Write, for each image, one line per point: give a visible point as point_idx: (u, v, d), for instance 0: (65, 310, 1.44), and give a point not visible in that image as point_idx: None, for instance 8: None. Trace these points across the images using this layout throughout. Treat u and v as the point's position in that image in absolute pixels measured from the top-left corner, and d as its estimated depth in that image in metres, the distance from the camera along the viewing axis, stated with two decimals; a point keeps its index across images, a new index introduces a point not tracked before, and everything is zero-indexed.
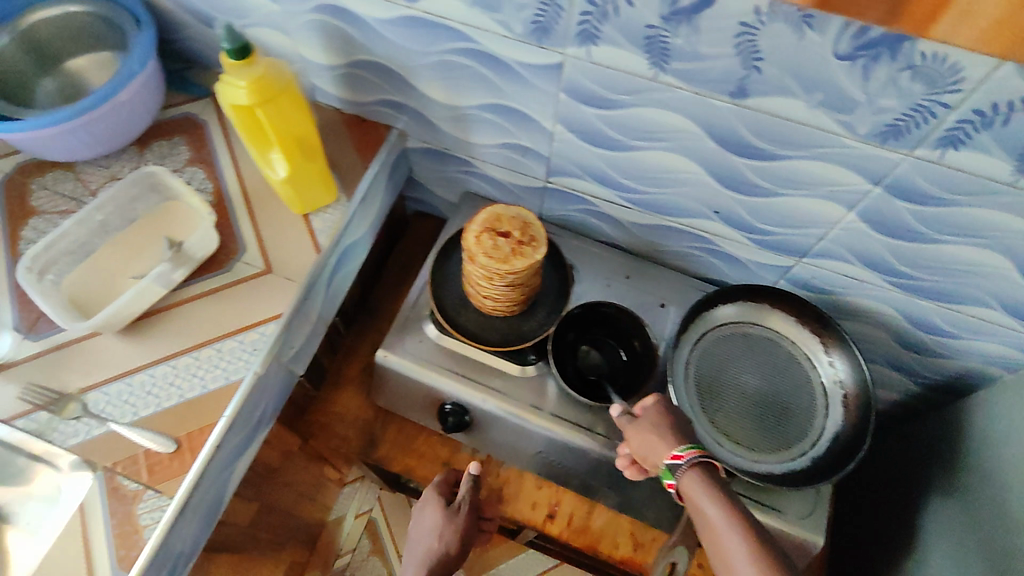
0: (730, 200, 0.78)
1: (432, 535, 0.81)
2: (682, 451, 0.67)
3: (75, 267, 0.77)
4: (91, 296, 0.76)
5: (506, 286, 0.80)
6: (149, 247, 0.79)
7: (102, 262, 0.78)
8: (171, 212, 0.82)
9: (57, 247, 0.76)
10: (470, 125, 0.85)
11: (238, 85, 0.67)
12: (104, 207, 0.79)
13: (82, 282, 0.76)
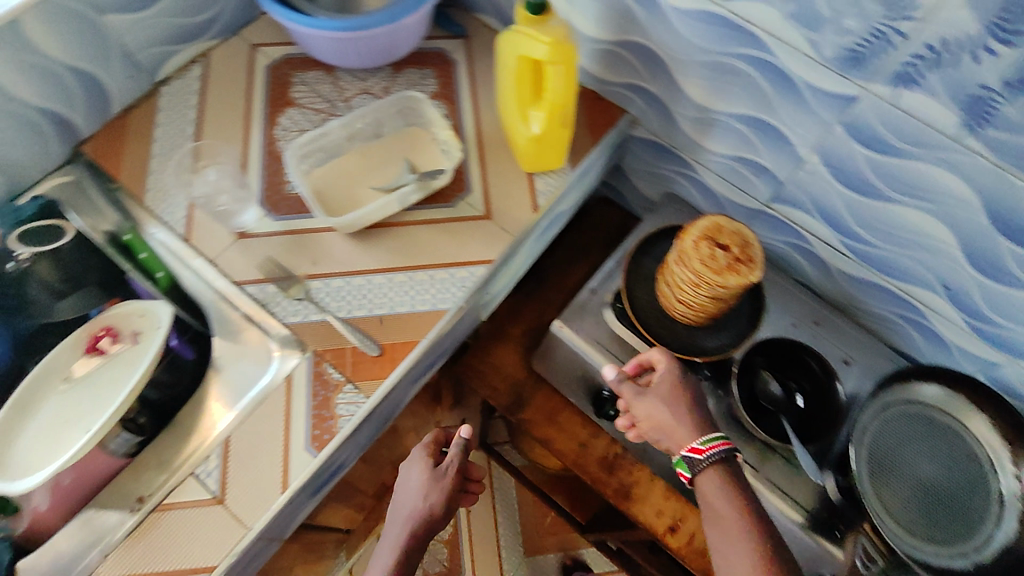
0: (971, 281, 0.74)
1: (417, 494, 0.84)
2: (703, 445, 0.70)
3: (327, 165, 0.84)
4: (337, 194, 0.82)
5: (708, 298, 0.77)
6: (393, 165, 0.85)
7: (350, 166, 0.84)
8: (418, 138, 0.87)
9: (319, 143, 0.82)
10: (713, 131, 0.83)
11: (541, 40, 0.69)
12: (365, 118, 0.85)
13: (330, 178, 0.83)
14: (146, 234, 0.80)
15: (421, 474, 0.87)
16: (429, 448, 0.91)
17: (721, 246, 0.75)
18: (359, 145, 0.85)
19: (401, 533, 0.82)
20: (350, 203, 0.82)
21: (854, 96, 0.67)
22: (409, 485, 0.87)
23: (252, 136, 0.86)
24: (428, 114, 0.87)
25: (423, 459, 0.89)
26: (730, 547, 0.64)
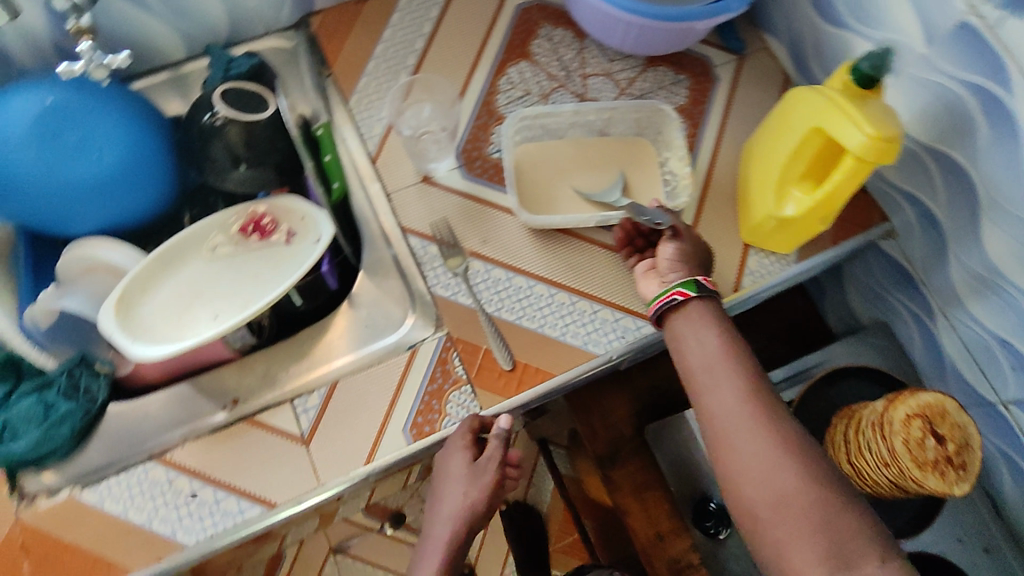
0: None
1: (456, 484, 0.61)
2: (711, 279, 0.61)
3: (542, 146, 0.77)
4: (539, 181, 0.76)
5: (894, 480, 0.64)
6: (605, 175, 0.77)
7: (564, 158, 0.77)
8: (642, 155, 0.78)
9: (545, 120, 0.76)
10: (985, 296, 0.66)
11: (861, 127, 0.55)
12: (601, 114, 0.77)
13: (539, 162, 0.77)
14: (338, 136, 0.76)
15: (461, 469, 0.61)
16: (468, 435, 0.62)
17: (938, 435, 0.61)
18: (582, 138, 0.78)
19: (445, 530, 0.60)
20: (547, 197, 0.75)
21: None
22: (446, 476, 0.62)
23: (475, 78, 0.79)
24: (670, 135, 0.77)
25: (460, 451, 0.61)
26: (738, 429, 0.52)
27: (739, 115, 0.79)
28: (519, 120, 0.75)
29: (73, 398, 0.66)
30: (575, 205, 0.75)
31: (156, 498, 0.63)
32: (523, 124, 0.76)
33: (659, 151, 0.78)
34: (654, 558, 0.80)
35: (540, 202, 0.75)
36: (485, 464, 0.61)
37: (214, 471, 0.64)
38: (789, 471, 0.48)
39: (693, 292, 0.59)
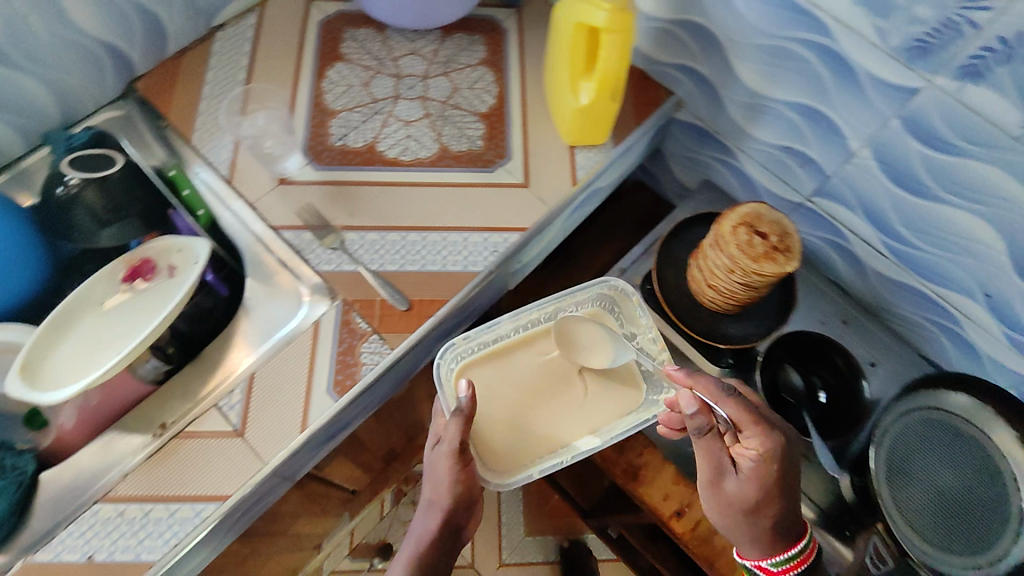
0: (1015, 288, 0.72)
1: (440, 478, 0.70)
2: (772, 566, 0.68)
3: (489, 369, 0.79)
4: (495, 423, 0.77)
5: (741, 284, 0.78)
6: (558, 384, 0.79)
7: (516, 376, 0.79)
8: (587, 333, 0.80)
9: (480, 337, 0.79)
10: (762, 119, 0.84)
11: (601, 7, 0.69)
12: (545, 309, 0.82)
13: (497, 385, 0.78)
14: (191, 172, 0.83)
15: (445, 463, 0.70)
16: (451, 452, 0.70)
17: (760, 233, 0.77)
18: (530, 340, 0.81)
19: (427, 526, 0.70)
20: (516, 440, 0.76)
21: (918, 87, 0.65)
22: (433, 471, 0.71)
23: (301, 87, 0.88)
24: (631, 313, 0.84)
25: (444, 460, 0.70)
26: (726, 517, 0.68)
27: (533, 52, 0.93)
28: (452, 347, 0.78)
29: (3, 477, 0.69)
30: (542, 444, 0.76)
31: (110, 535, 0.64)
32: (456, 350, 0.79)
33: (619, 322, 0.84)
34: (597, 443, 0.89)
35: (506, 455, 0.75)
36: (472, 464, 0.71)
37: (157, 492, 0.66)
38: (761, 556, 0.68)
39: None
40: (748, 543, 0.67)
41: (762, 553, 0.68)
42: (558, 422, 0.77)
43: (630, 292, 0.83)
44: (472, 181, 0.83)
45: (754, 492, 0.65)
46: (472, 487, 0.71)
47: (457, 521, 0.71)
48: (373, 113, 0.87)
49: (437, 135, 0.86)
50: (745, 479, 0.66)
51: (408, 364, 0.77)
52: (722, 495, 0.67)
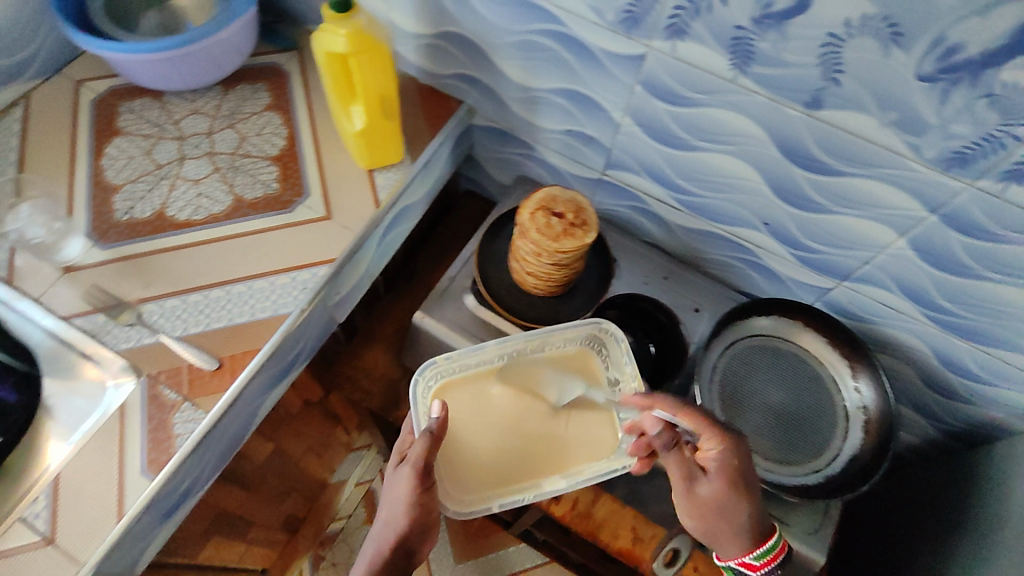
0: (782, 212, 0.81)
1: (396, 504, 0.71)
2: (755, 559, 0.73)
3: (462, 398, 0.82)
4: (470, 447, 0.80)
5: (552, 265, 0.82)
6: (539, 419, 0.82)
7: (495, 404, 0.82)
8: (556, 367, 0.84)
9: (463, 364, 0.83)
10: (540, 109, 0.88)
11: (338, 33, 0.69)
12: (532, 341, 0.84)
13: (474, 409, 0.82)
14: None
15: (404, 483, 0.71)
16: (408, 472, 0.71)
17: (557, 214, 0.82)
18: (504, 374, 0.84)
19: (381, 549, 0.72)
20: (481, 475, 0.79)
21: (643, 52, 0.71)
22: (391, 493, 0.72)
23: (78, 170, 0.85)
24: (615, 355, 0.85)
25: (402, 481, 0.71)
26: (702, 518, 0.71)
27: (317, 88, 0.93)
28: (432, 367, 0.81)
29: None
30: (517, 478, 0.79)
31: None
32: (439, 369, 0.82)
33: (604, 362, 0.86)
34: None
35: (466, 487, 0.78)
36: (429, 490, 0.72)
37: None
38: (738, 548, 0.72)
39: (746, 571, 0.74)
40: (722, 540, 0.72)
41: (738, 548, 0.72)
42: (531, 456, 0.80)
43: (621, 337, 0.84)
44: (270, 224, 0.82)
45: (716, 496, 0.69)
46: (428, 513, 0.72)
47: (411, 542, 0.72)
48: (159, 180, 0.85)
49: (229, 188, 0.84)
50: (711, 486, 0.69)
51: (240, 421, 0.76)
52: (698, 500, 0.70)
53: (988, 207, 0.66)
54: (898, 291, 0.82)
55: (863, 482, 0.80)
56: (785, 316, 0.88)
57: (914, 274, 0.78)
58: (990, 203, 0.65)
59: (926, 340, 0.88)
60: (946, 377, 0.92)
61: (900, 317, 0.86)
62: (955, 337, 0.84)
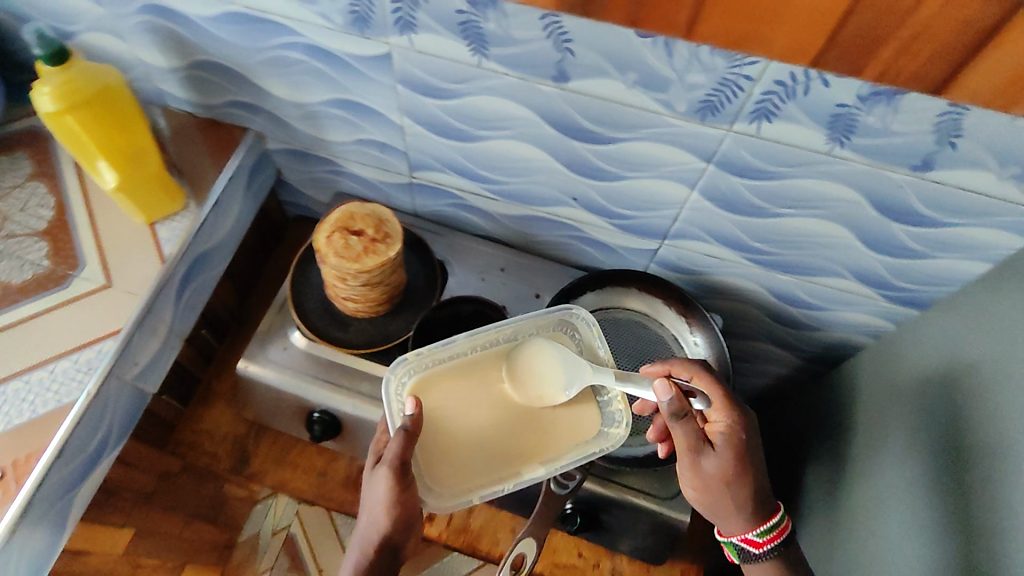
0: (584, 186, 0.79)
1: (377, 508, 0.61)
2: (760, 537, 0.65)
3: (440, 387, 0.70)
4: (448, 447, 0.68)
5: (361, 287, 0.77)
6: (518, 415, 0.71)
7: (478, 401, 0.70)
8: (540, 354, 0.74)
9: (434, 354, 0.71)
10: (323, 123, 0.83)
11: (45, 92, 0.64)
12: (505, 330, 0.73)
13: (454, 408, 0.69)
14: None
15: (381, 484, 0.61)
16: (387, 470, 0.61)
17: (356, 231, 0.77)
18: (478, 366, 0.72)
19: (362, 556, 0.62)
20: (456, 466, 0.68)
21: (387, 50, 0.67)
22: (371, 496, 0.63)
23: None
24: (591, 342, 0.75)
25: (382, 482, 0.61)
26: (699, 489, 0.65)
27: None
28: (405, 365, 0.69)
29: None
30: (495, 469, 0.69)
31: None
32: (412, 365, 0.70)
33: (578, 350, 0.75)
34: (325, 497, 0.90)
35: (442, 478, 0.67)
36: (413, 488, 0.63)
37: None
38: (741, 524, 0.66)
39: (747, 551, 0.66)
40: (721, 515, 0.66)
41: (739, 526, 0.66)
42: (511, 449, 0.69)
43: (592, 321, 0.75)
44: (46, 307, 0.75)
45: (724, 473, 0.64)
46: (413, 511, 0.63)
47: (396, 543, 0.63)
48: None
49: None
50: (722, 461, 0.64)
51: (48, 524, 0.69)
52: (701, 471, 0.64)
53: (753, 148, 0.65)
54: (714, 240, 0.82)
55: None
56: (611, 285, 0.89)
57: (719, 221, 0.78)
58: (754, 144, 0.65)
59: (759, 281, 0.87)
60: (787, 310, 0.92)
61: (727, 264, 0.86)
62: (779, 274, 0.85)
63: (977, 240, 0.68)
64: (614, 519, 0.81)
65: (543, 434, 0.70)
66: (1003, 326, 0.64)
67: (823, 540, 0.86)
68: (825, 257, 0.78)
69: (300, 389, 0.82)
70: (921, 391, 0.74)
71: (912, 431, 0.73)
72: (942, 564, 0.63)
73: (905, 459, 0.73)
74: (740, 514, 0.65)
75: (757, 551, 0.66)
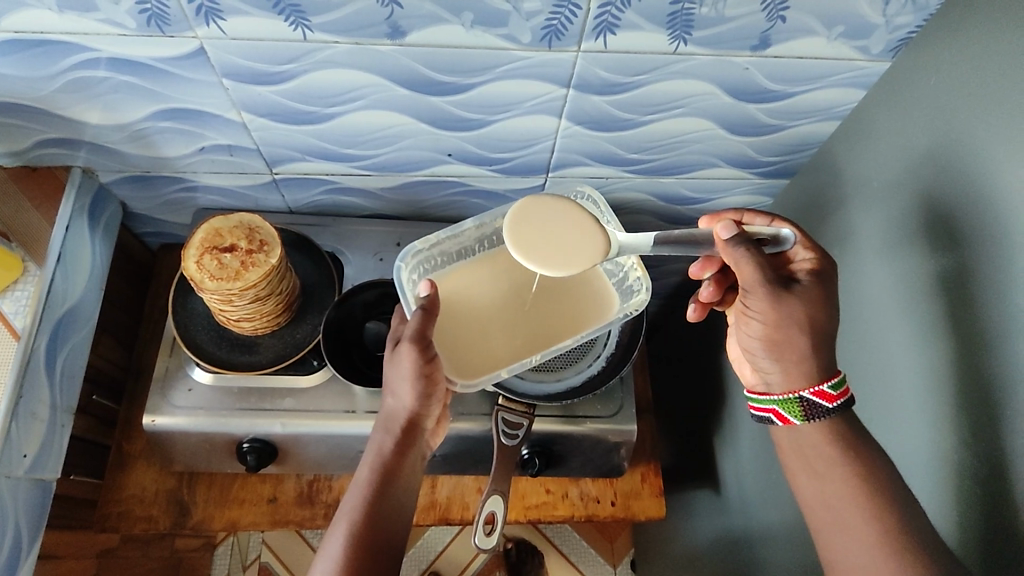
0: (454, 140, 0.76)
1: (406, 382, 0.61)
2: (832, 391, 0.59)
3: (453, 278, 0.76)
4: (466, 325, 0.73)
5: (252, 303, 0.72)
6: (569, 249, 0.64)
7: (497, 285, 0.76)
8: None
9: (441, 246, 0.76)
10: (155, 141, 0.75)
11: None
12: None
13: (472, 292, 0.75)
14: None
15: (406, 359, 0.61)
16: (412, 346, 0.61)
17: (227, 248, 0.71)
18: (489, 259, 0.78)
19: (386, 436, 0.62)
20: (486, 346, 0.72)
21: (198, 45, 0.61)
22: (393, 376, 0.62)
23: None
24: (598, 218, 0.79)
25: (405, 354, 0.61)
26: (770, 324, 0.60)
27: None
28: (415, 253, 0.74)
29: None
30: (526, 345, 0.72)
31: None
32: (421, 257, 0.75)
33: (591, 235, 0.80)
34: (285, 522, 0.86)
35: (471, 357, 0.71)
36: (436, 365, 0.62)
37: None
38: (812, 365, 0.59)
39: (796, 420, 0.60)
40: (785, 364, 0.60)
41: (802, 378, 0.60)
42: (534, 326, 0.73)
43: (598, 197, 0.78)
44: None
45: (810, 316, 0.60)
46: (435, 388, 0.63)
47: (420, 421, 0.64)
48: None
49: None
50: (806, 296, 0.60)
51: None
52: (784, 301, 0.59)
53: (605, 63, 0.65)
54: (596, 161, 0.82)
55: (636, 344, 0.81)
56: None
57: (596, 141, 0.78)
58: (604, 59, 0.64)
59: (647, 189, 0.89)
60: (679, 210, 0.95)
61: (614, 182, 0.87)
62: (663, 179, 0.87)
63: (825, 102, 0.73)
64: (570, 451, 0.83)
65: (566, 311, 0.75)
66: (861, 186, 0.72)
67: (740, 413, 0.94)
68: (700, 152, 0.81)
69: (221, 424, 0.77)
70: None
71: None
72: None
73: None
74: (807, 366, 0.60)
75: (829, 405, 0.59)
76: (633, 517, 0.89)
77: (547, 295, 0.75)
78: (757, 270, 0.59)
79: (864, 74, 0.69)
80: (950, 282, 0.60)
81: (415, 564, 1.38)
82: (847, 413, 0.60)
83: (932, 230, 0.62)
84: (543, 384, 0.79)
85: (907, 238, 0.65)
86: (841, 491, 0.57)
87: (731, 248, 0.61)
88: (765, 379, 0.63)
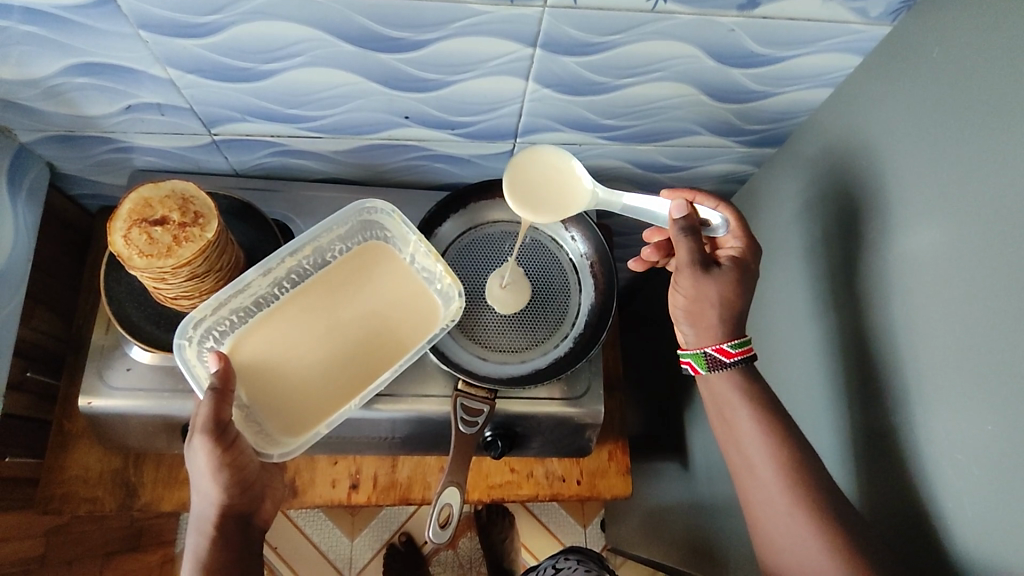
0: (410, 101, 0.69)
1: (208, 476, 0.59)
2: (732, 348, 0.64)
3: (255, 333, 0.72)
4: (275, 386, 0.70)
5: (188, 280, 0.66)
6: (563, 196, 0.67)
7: (304, 333, 0.72)
8: (365, 269, 0.77)
9: (227, 305, 0.71)
10: (74, 98, 0.67)
11: None
12: (306, 251, 0.75)
13: (277, 349, 0.71)
14: None
15: (202, 453, 0.59)
16: (206, 437, 0.59)
17: (157, 220, 0.64)
18: (297, 302, 0.74)
19: (200, 536, 0.59)
20: (303, 401, 0.69)
21: None
22: (193, 471, 0.60)
23: None
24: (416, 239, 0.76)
25: (201, 450, 0.59)
26: (692, 295, 0.65)
27: None
28: (196, 324, 0.69)
29: None
30: (343, 390, 0.70)
31: None
32: (207, 325, 0.70)
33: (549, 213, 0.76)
34: None
35: (292, 417, 0.69)
36: (236, 452, 0.61)
37: None
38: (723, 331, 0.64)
39: (701, 368, 0.65)
40: (699, 329, 0.65)
41: (710, 338, 0.65)
42: (352, 367, 0.71)
43: (390, 209, 0.76)
44: None
45: (720, 289, 0.64)
46: (243, 473, 0.62)
47: (240, 511, 0.62)
48: None
49: None
50: (728, 273, 0.65)
51: None
52: (705, 275, 0.64)
53: (575, 21, 0.58)
54: (567, 126, 0.75)
55: (606, 324, 0.77)
56: (475, 203, 0.82)
57: (567, 105, 0.71)
58: (574, 16, 0.57)
59: (623, 156, 0.83)
60: (658, 178, 0.89)
61: (588, 148, 0.81)
62: (640, 146, 0.80)
63: (815, 68, 0.67)
64: (532, 432, 0.80)
65: (385, 341, 0.73)
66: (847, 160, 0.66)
67: None
68: (680, 119, 0.75)
69: (161, 406, 0.72)
70: (781, 239, 0.77)
71: (778, 276, 0.77)
72: (821, 390, 0.68)
73: (777, 302, 0.77)
74: (717, 330, 0.64)
75: (727, 360, 0.64)
76: (598, 496, 0.87)
77: (358, 333, 0.73)
78: (688, 251, 0.63)
79: (860, 39, 0.62)
80: (924, 269, 0.55)
81: (387, 525, 1.38)
82: (748, 366, 0.64)
83: (910, 215, 0.57)
84: (506, 366, 0.76)
85: (882, 220, 0.60)
86: (742, 439, 0.62)
87: (676, 228, 0.62)
88: (684, 339, 0.69)
